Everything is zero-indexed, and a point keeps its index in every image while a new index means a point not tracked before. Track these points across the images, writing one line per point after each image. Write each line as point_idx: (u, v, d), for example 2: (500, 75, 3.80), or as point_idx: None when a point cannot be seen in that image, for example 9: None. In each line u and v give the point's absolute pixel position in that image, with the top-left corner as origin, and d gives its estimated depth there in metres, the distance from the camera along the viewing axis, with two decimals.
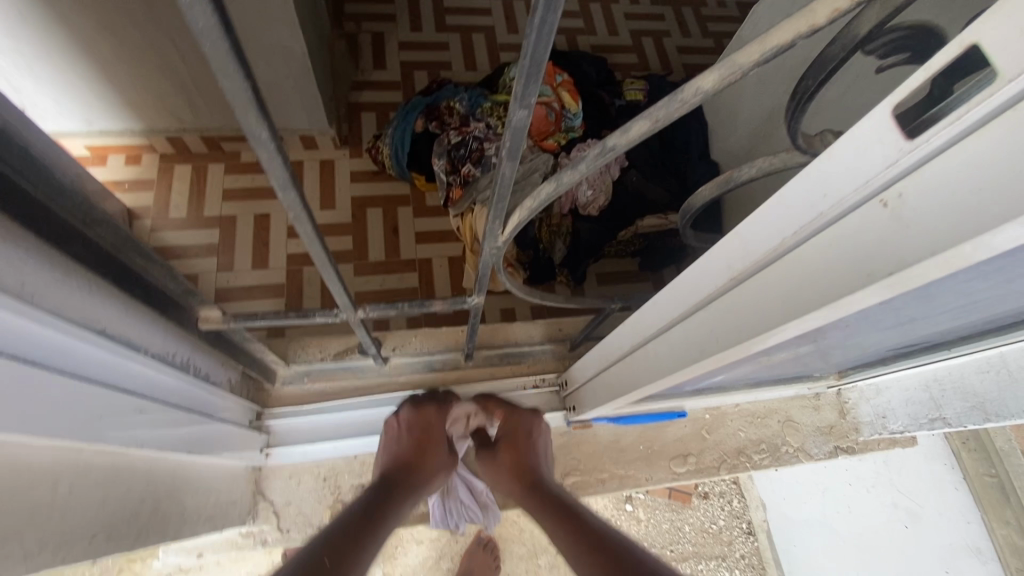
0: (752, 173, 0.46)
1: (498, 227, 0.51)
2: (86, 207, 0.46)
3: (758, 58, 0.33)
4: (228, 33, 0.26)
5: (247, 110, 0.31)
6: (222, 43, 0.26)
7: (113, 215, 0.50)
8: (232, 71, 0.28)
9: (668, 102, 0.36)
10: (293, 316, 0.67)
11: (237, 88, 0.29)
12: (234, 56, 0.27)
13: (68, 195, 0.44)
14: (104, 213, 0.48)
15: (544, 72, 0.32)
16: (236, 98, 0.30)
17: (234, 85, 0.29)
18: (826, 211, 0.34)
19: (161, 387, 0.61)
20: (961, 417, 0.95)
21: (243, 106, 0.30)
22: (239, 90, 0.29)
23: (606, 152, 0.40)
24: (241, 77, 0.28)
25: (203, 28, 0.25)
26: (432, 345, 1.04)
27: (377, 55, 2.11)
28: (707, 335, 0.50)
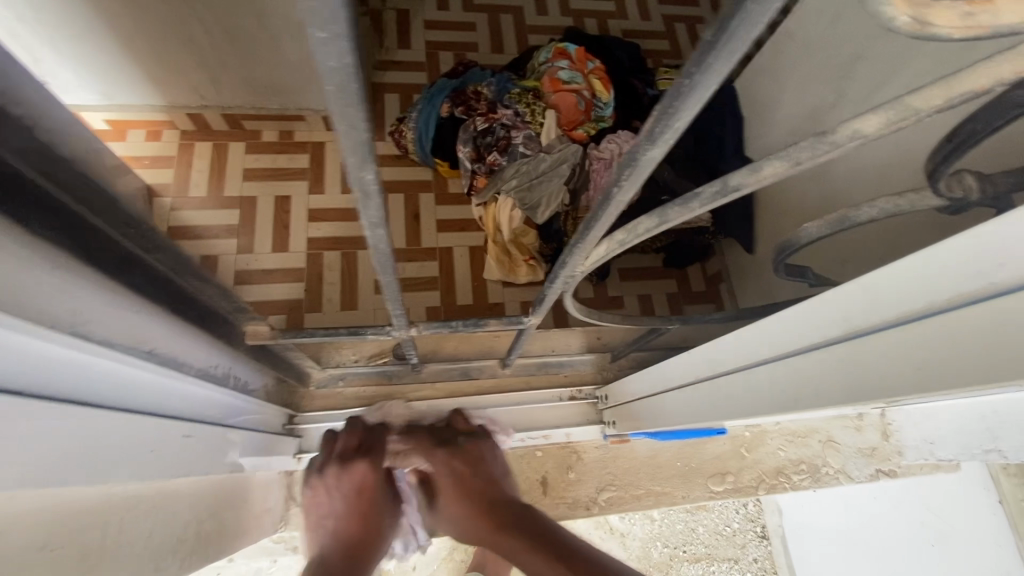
0: (871, 215, 0.42)
1: (580, 259, 0.47)
2: (149, 233, 0.45)
3: (940, 104, 0.28)
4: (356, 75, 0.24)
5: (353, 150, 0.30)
6: (348, 85, 0.25)
7: (175, 240, 0.48)
8: (352, 113, 0.27)
9: (812, 143, 0.32)
10: (344, 333, 0.64)
11: (352, 130, 0.28)
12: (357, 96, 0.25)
13: (130, 223, 0.43)
14: (167, 238, 0.46)
15: (692, 113, 0.28)
16: (349, 141, 0.29)
17: (350, 130, 0.28)
18: (999, 281, 0.30)
19: (206, 403, 0.58)
20: (1017, 451, 0.89)
21: (354, 147, 0.29)
22: (354, 133, 0.28)
23: (727, 191, 0.36)
24: (359, 120, 0.27)
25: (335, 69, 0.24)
26: (468, 350, 1.02)
27: (402, 34, 2.04)
28: (801, 384, 0.46)
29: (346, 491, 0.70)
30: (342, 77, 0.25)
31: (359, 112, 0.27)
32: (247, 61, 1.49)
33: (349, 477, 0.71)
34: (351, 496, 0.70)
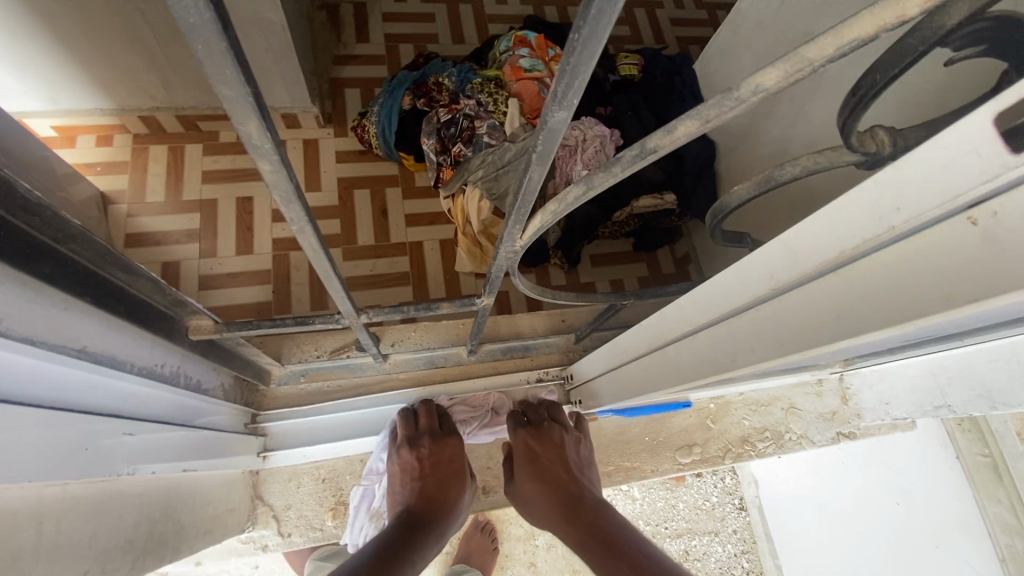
0: (794, 173, 0.43)
1: (517, 230, 0.47)
2: (55, 219, 0.42)
3: (832, 52, 0.29)
4: (225, 30, 0.23)
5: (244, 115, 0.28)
6: (216, 39, 0.23)
7: (85, 226, 0.45)
8: (230, 72, 0.25)
9: (720, 100, 0.33)
10: (291, 322, 0.63)
11: (235, 92, 0.26)
12: (231, 56, 0.24)
13: (33, 209, 0.40)
14: (75, 223, 0.44)
15: (593, 68, 0.28)
16: (235, 104, 0.27)
17: (232, 91, 0.26)
18: (898, 225, 0.30)
19: (150, 403, 0.57)
20: (966, 404, 0.93)
21: (241, 112, 0.27)
22: (238, 93, 0.26)
23: (645, 154, 0.37)
24: (240, 80, 0.25)
25: (195, 25, 0.22)
26: (432, 339, 1.02)
27: (360, 28, 2.00)
28: (739, 343, 0.47)
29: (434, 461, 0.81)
30: (207, 32, 0.23)
31: (236, 72, 0.25)
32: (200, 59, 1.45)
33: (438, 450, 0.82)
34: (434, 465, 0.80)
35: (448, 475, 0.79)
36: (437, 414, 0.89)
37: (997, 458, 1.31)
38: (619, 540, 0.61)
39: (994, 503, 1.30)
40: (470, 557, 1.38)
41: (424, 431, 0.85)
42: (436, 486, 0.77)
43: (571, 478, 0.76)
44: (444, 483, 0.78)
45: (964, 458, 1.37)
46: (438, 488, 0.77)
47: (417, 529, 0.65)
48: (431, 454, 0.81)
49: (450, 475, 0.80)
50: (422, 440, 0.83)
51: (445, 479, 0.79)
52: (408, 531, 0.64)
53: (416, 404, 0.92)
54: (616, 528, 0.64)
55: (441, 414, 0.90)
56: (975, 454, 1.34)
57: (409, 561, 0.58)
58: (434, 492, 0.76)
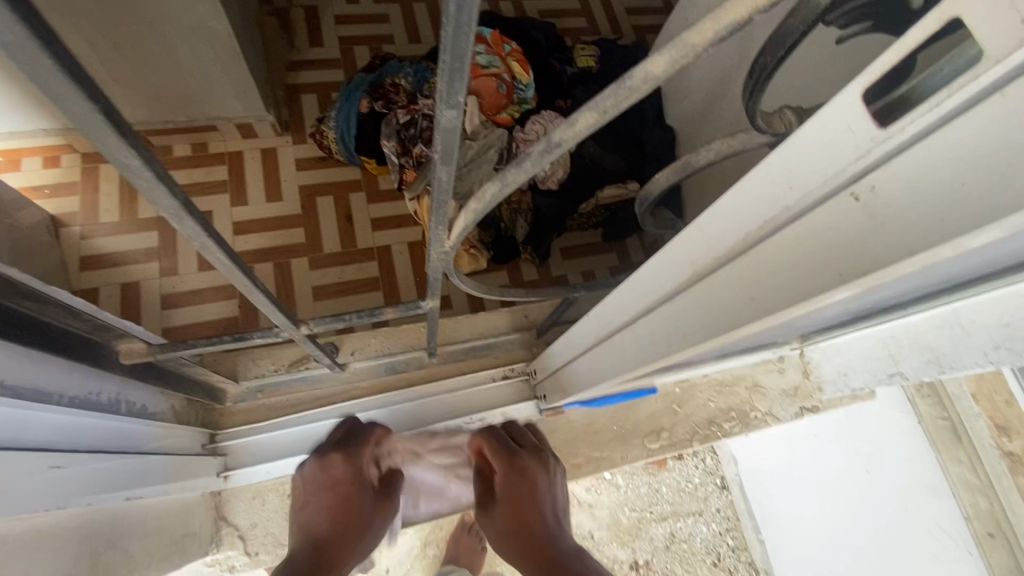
0: (709, 157, 0.44)
1: (443, 231, 0.46)
2: None
3: (713, 37, 0.29)
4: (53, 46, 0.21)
5: (104, 134, 0.27)
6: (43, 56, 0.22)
7: None
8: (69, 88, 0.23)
9: (615, 90, 0.33)
10: (230, 339, 0.64)
11: (83, 108, 0.25)
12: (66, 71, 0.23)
13: None
14: None
15: (471, 64, 0.27)
16: (84, 122, 0.26)
17: (78, 108, 0.25)
18: (792, 204, 0.31)
19: (85, 433, 0.55)
20: (916, 370, 0.95)
21: (95, 130, 0.26)
22: (84, 110, 0.25)
23: (553, 147, 0.37)
24: (84, 97, 0.24)
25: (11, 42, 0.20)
26: (392, 345, 1.00)
27: (312, 32, 1.96)
28: (671, 331, 0.48)
29: (341, 485, 0.71)
30: (35, 49, 0.21)
31: (75, 89, 0.23)
32: (147, 72, 1.40)
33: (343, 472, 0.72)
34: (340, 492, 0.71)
35: (353, 503, 0.71)
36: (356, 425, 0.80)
37: (955, 420, 1.35)
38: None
39: (955, 464, 1.33)
40: (458, 558, 1.38)
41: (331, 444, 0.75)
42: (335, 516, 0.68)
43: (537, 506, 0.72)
44: (348, 514, 0.69)
45: (926, 421, 1.40)
46: (342, 519, 0.69)
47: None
48: (335, 474, 0.72)
49: (351, 501, 0.71)
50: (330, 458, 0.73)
51: (343, 507, 0.70)
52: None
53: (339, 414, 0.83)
54: (578, 571, 0.60)
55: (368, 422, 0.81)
56: (935, 418, 1.37)
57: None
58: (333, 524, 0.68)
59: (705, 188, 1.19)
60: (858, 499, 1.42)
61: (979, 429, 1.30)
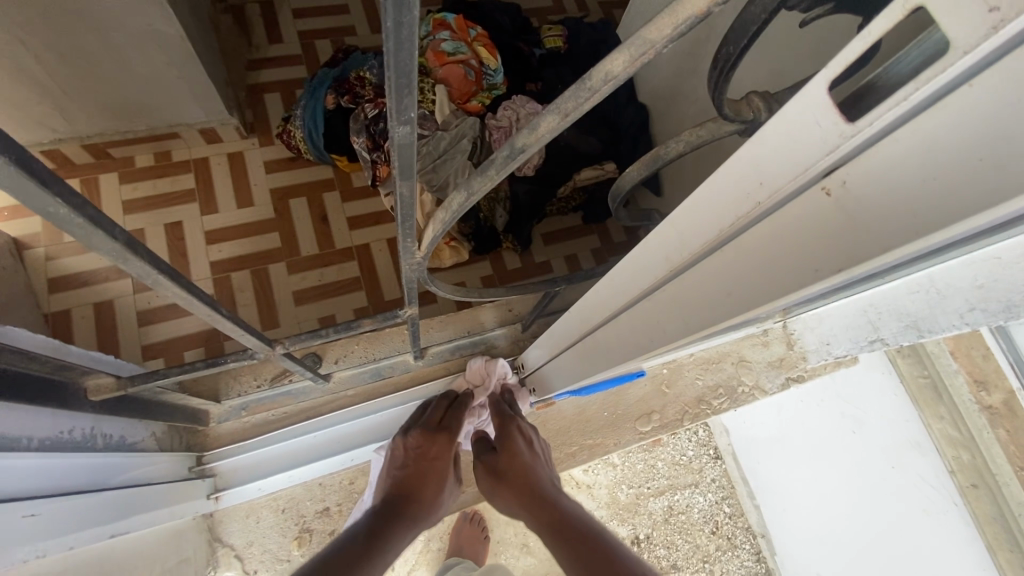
0: (679, 149, 0.43)
1: (412, 242, 0.45)
2: None
3: (672, 32, 0.28)
4: None
5: (26, 182, 0.25)
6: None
7: None
8: None
9: (576, 91, 0.31)
10: (201, 365, 0.64)
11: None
12: None
13: None
14: None
15: (419, 79, 0.26)
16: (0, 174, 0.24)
17: None
18: (763, 200, 0.30)
19: (59, 474, 0.53)
20: (896, 335, 0.96)
21: (13, 181, 0.24)
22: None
23: (517, 153, 0.35)
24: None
25: None
26: (379, 350, 0.98)
27: (271, 28, 1.89)
28: (653, 325, 0.47)
29: (420, 451, 0.77)
30: None
31: None
32: (97, 83, 1.34)
33: (432, 440, 0.78)
34: (422, 458, 0.76)
35: (436, 468, 0.75)
36: (445, 409, 0.86)
37: (934, 377, 1.29)
38: (576, 525, 0.58)
39: (937, 420, 1.28)
40: (462, 550, 1.39)
41: (421, 424, 0.82)
42: (417, 475, 0.73)
43: (536, 461, 0.74)
44: (428, 478, 0.73)
45: (908, 380, 1.37)
46: (422, 480, 0.72)
47: (392, 516, 0.61)
48: (420, 445, 0.78)
49: (435, 470, 0.75)
50: (412, 431, 0.80)
51: (428, 471, 0.74)
52: (381, 520, 0.60)
53: (429, 400, 0.91)
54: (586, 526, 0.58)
55: (450, 406, 0.87)
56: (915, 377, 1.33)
57: (373, 552, 0.53)
58: (414, 480, 0.72)
59: (679, 168, 1.19)
60: (848, 460, 1.43)
61: (959, 385, 1.24)
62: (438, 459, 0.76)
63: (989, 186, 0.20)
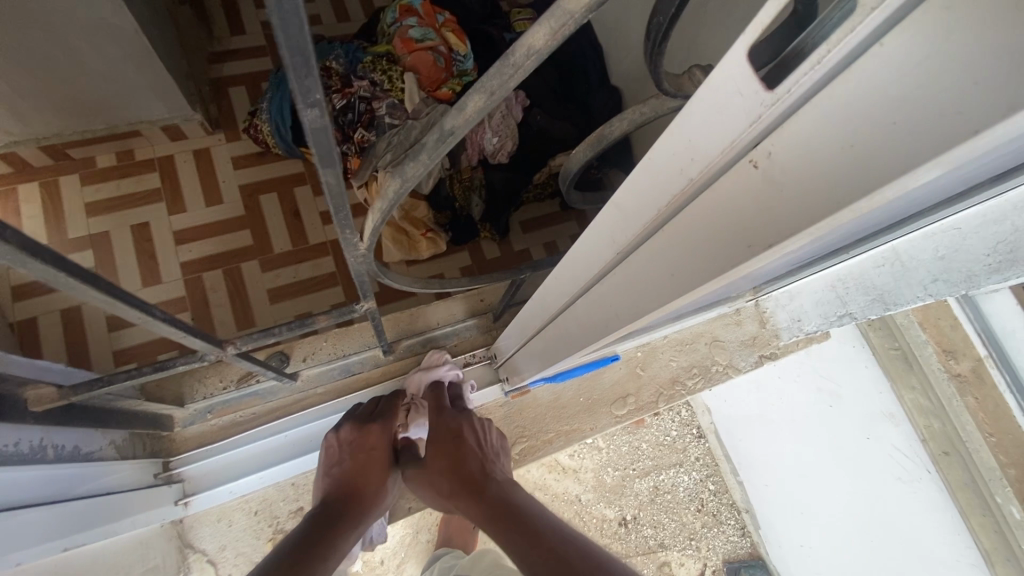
0: (623, 128, 0.41)
1: (354, 235, 0.43)
2: None
3: (590, 1, 0.26)
4: None
5: None
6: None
7: None
8: None
9: (500, 68, 0.30)
10: (151, 370, 0.62)
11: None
12: None
13: None
14: None
15: (317, 58, 0.24)
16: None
17: None
18: (695, 176, 0.29)
19: (6, 489, 0.50)
20: (863, 309, 0.96)
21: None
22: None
23: (447, 136, 0.34)
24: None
25: None
26: (347, 346, 0.96)
27: (231, 18, 1.83)
28: (608, 311, 0.47)
29: (355, 446, 0.76)
30: None
31: None
32: (47, 81, 1.28)
33: (365, 434, 0.77)
34: (357, 452, 0.75)
35: (373, 458, 0.74)
36: (381, 404, 0.85)
37: (905, 348, 1.28)
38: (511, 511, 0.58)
39: (908, 390, 1.27)
40: (450, 539, 1.39)
41: (354, 417, 0.81)
42: (356, 469, 0.72)
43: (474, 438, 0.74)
44: (366, 470, 0.73)
45: (880, 352, 1.35)
46: (359, 474, 0.72)
47: (326, 520, 0.61)
48: (353, 440, 0.77)
49: (371, 461, 0.74)
50: (345, 427, 0.79)
51: (367, 463, 0.73)
52: (318, 523, 0.60)
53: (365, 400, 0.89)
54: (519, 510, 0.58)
55: (385, 403, 0.87)
56: (886, 348, 1.32)
57: (312, 556, 0.53)
58: (353, 475, 0.72)
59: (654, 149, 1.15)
60: (829, 433, 1.46)
61: (927, 356, 1.22)
62: (375, 450, 0.75)
63: (900, 149, 0.20)
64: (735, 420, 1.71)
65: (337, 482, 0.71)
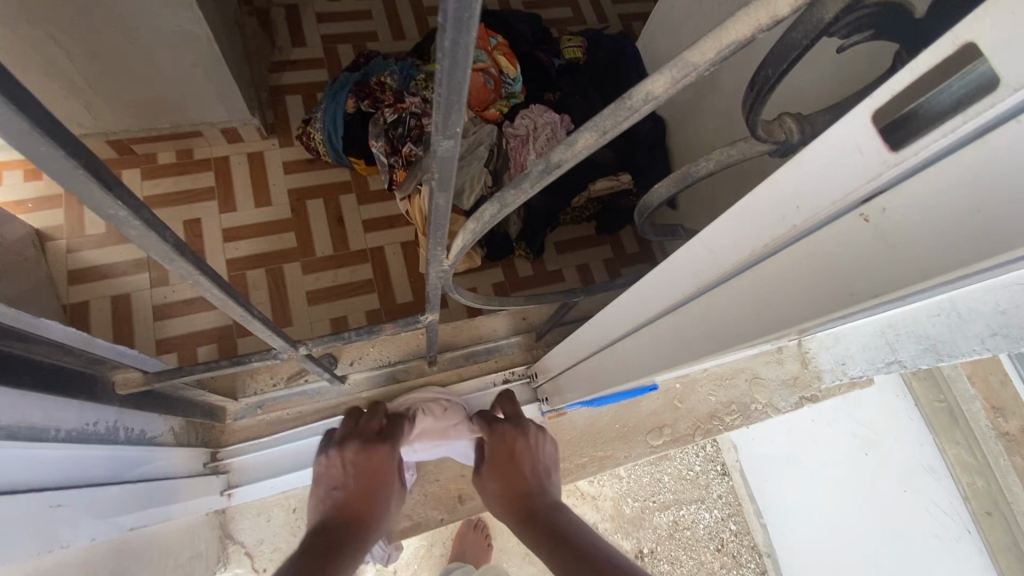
0: (708, 168, 0.43)
1: (442, 252, 0.46)
2: None
3: (714, 56, 0.28)
4: (27, 106, 0.20)
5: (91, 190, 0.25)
6: (15, 117, 0.20)
7: None
8: (47, 148, 0.22)
9: (614, 110, 0.32)
10: (227, 364, 0.64)
11: (64, 167, 0.23)
12: (43, 131, 0.21)
13: None
14: None
15: (468, 96, 0.27)
16: (70, 181, 0.24)
17: (58, 166, 0.23)
18: (798, 224, 0.30)
19: (83, 466, 0.54)
20: (914, 358, 0.94)
21: (79, 186, 0.24)
22: (66, 169, 0.23)
23: (551, 168, 0.36)
24: (65, 156, 0.23)
25: None
26: (393, 352, 1.00)
27: (294, 31, 1.92)
28: (676, 342, 0.48)
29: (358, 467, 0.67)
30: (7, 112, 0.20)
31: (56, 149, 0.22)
32: (127, 81, 1.37)
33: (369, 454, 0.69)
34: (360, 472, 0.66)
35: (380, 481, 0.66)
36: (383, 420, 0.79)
37: (951, 402, 1.29)
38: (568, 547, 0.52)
39: (952, 445, 1.29)
40: (464, 555, 1.38)
41: (354, 434, 0.72)
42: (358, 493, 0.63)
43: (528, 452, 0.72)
44: (368, 494, 0.64)
45: (923, 405, 1.36)
46: (362, 499, 0.63)
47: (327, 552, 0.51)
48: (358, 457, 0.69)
49: (375, 484, 0.66)
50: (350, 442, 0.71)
51: (368, 485, 0.65)
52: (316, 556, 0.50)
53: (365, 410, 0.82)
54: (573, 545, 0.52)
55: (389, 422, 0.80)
56: (931, 400, 1.33)
57: None
58: (358, 502, 0.63)
59: (710, 201, 1.14)
60: (860, 482, 1.39)
61: (975, 411, 1.25)
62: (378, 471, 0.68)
63: None
64: (763, 462, 1.60)
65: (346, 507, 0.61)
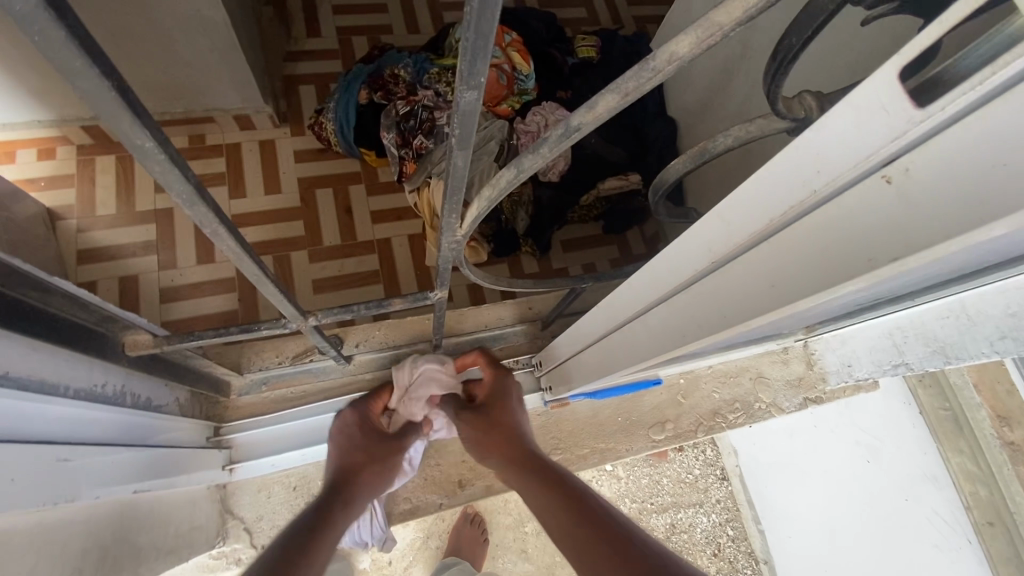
0: (727, 144, 0.43)
1: (455, 220, 0.46)
2: None
3: (740, 16, 0.28)
4: (67, 20, 0.21)
5: (118, 116, 0.26)
6: (53, 27, 0.21)
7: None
8: (81, 65, 0.22)
9: (637, 72, 0.32)
10: (236, 331, 0.65)
11: (96, 87, 0.24)
12: (81, 49, 0.22)
13: None
14: None
15: (494, 43, 0.27)
16: (100, 105, 0.25)
17: (92, 87, 0.24)
18: (819, 189, 0.30)
19: (89, 425, 0.54)
20: (922, 360, 0.93)
21: (109, 109, 0.25)
22: (99, 90, 0.24)
23: (571, 132, 0.36)
24: (97, 74, 0.23)
25: (22, 13, 0.20)
26: (398, 337, 0.99)
27: (310, 21, 1.93)
28: (687, 321, 0.48)
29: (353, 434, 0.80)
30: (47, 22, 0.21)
31: (90, 67, 0.23)
32: (143, 63, 1.38)
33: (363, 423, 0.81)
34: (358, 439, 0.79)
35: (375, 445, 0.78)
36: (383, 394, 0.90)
37: (957, 410, 1.33)
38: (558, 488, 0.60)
39: (956, 454, 1.33)
40: (460, 550, 1.37)
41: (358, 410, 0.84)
42: (359, 453, 0.76)
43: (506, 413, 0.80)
44: (365, 454, 0.76)
45: (928, 412, 1.38)
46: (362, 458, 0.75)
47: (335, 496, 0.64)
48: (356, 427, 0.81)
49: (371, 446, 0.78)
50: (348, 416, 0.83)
51: (367, 447, 0.77)
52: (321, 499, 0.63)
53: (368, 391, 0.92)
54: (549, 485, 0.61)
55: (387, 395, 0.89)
56: (937, 408, 1.36)
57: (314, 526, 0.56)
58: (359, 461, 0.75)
59: (714, 198, 1.15)
60: (849, 481, 1.40)
61: (981, 419, 1.30)
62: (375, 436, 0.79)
63: None
64: None
65: (338, 462, 0.74)
